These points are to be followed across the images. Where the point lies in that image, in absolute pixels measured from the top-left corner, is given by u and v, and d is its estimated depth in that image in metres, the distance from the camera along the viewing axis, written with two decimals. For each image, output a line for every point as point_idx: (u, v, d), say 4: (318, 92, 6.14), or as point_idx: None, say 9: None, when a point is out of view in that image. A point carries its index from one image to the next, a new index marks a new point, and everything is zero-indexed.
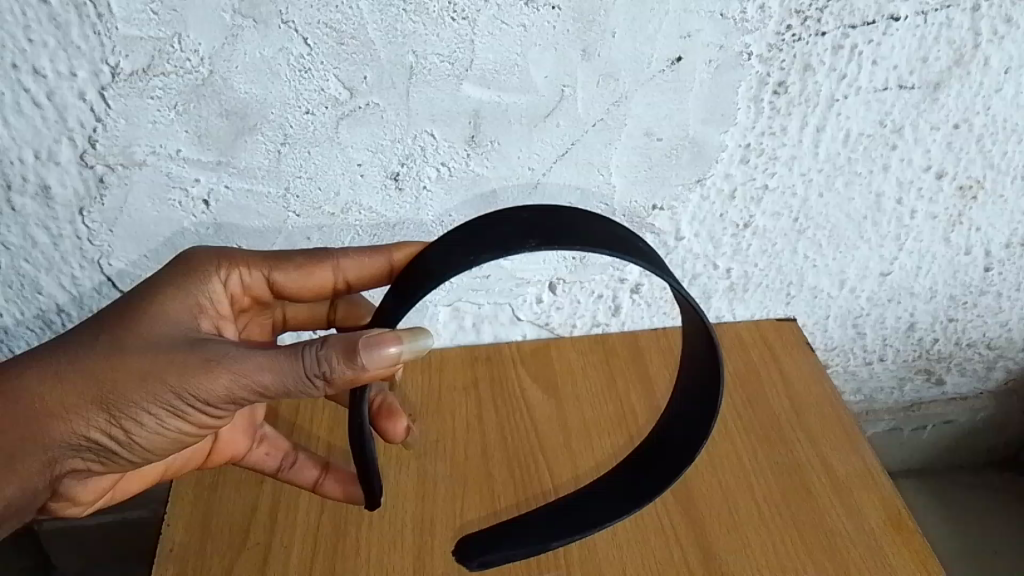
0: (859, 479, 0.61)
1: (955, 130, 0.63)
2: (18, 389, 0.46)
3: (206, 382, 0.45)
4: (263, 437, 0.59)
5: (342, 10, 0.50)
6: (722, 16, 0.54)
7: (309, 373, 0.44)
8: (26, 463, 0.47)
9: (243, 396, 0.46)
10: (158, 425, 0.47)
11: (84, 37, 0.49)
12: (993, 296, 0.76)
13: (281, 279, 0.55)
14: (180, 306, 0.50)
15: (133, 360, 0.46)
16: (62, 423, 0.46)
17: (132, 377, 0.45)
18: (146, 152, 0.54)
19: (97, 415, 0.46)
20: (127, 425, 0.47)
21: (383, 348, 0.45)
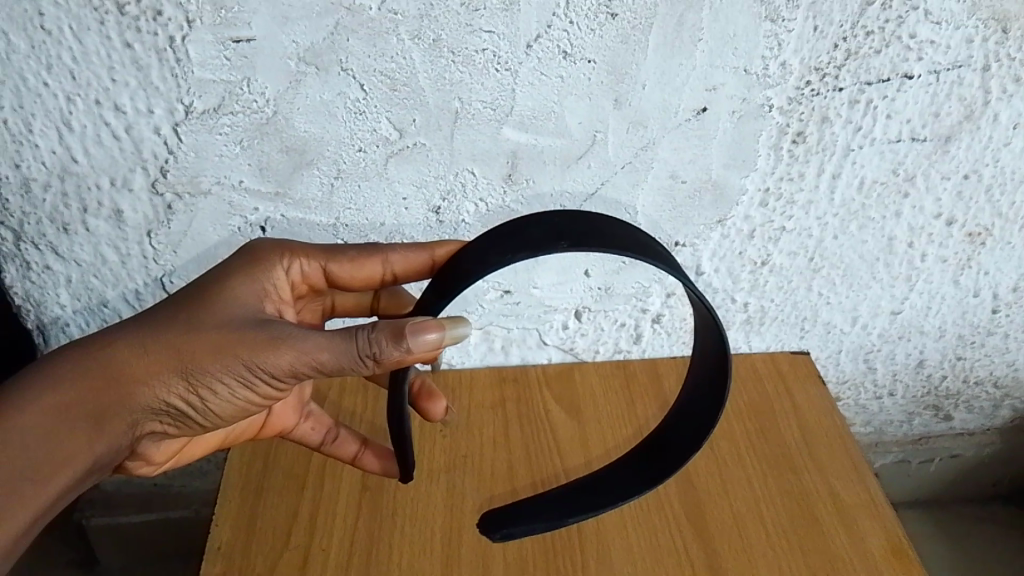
0: (864, 508, 0.64)
1: (965, 180, 0.67)
2: (105, 360, 0.51)
3: (273, 357, 0.50)
4: (311, 414, 0.65)
5: (396, 60, 0.55)
6: (746, 71, 0.58)
7: (361, 353, 0.49)
8: (114, 423, 0.52)
9: (305, 371, 0.50)
10: (230, 394, 0.52)
11: (162, 78, 0.54)
12: (1000, 337, 0.80)
13: (336, 272, 0.59)
14: (248, 290, 0.55)
15: (209, 335, 0.51)
16: (146, 389, 0.51)
17: (207, 350, 0.50)
18: (211, 182, 0.59)
19: (176, 383, 0.51)
20: (202, 392, 0.52)
21: (426, 333, 0.49)
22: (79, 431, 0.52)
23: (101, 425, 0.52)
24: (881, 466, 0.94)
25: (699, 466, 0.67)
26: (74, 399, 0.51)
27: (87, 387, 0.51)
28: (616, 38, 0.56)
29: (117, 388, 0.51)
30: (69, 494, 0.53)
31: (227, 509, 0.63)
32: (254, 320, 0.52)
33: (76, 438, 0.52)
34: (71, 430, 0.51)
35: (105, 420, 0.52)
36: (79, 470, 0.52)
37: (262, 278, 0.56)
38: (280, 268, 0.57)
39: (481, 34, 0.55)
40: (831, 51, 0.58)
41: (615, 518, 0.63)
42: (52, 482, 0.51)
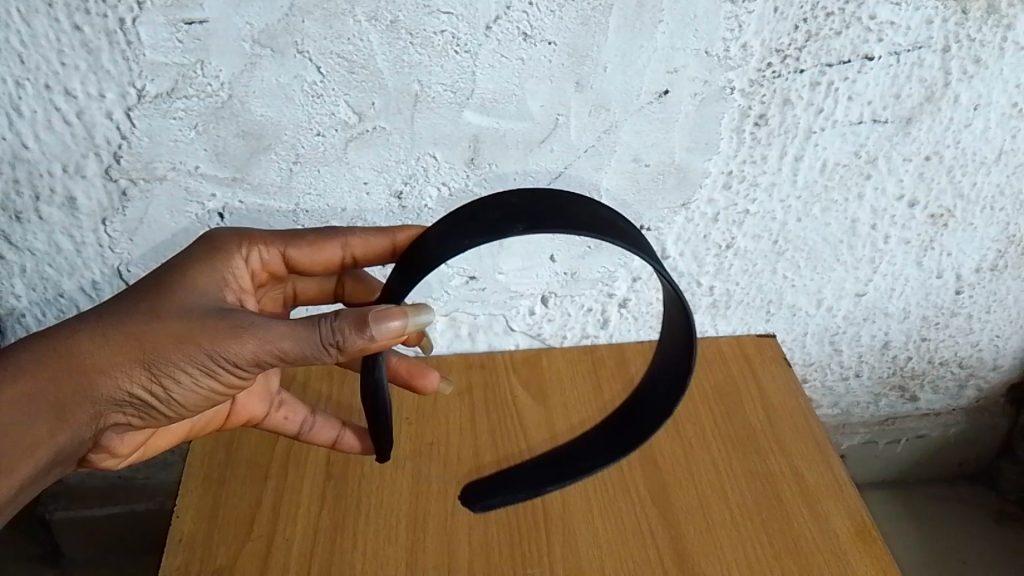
0: (829, 490, 0.65)
1: (926, 162, 0.67)
2: (66, 349, 0.50)
3: (237, 346, 0.49)
4: (283, 402, 0.64)
5: (353, 42, 0.54)
6: (707, 54, 0.58)
7: (324, 342, 0.48)
8: (77, 415, 0.50)
9: (268, 359, 0.50)
10: (193, 385, 0.51)
11: (113, 61, 0.53)
12: (963, 318, 0.81)
13: (296, 256, 0.58)
14: (209, 280, 0.54)
15: (171, 326, 0.50)
16: (108, 379, 0.50)
17: (170, 340, 0.49)
18: (166, 168, 0.58)
19: (139, 373, 0.50)
20: (165, 382, 0.51)
21: (388, 321, 0.49)
22: (40, 423, 0.49)
23: (62, 417, 0.50)
24: (849, 448, 0.95)
25: (665, 450, 0.67)
26: (34, 390, 0.49)
27: (47, 378, 0.49)
28: (576, 20, 0.55)
29: (78, 378, 0.50)
30: (28, 489, 0.50)
31: (188, 501, 0.63)
32: (216, 310, 0.51)
33: (36, 429, 0.49)
34: (32, 422, 0.49)
35: (67, 411, 0.50)
36: (42, 462, 0.49)
37: (220, 266, 0.55)
38: (240, 258, 0.56)
39: (440, 16, 0.54)
40: (792, 33, 0.58)
41: (581, 503, 0.63)
42: (12, 476, 0.48)
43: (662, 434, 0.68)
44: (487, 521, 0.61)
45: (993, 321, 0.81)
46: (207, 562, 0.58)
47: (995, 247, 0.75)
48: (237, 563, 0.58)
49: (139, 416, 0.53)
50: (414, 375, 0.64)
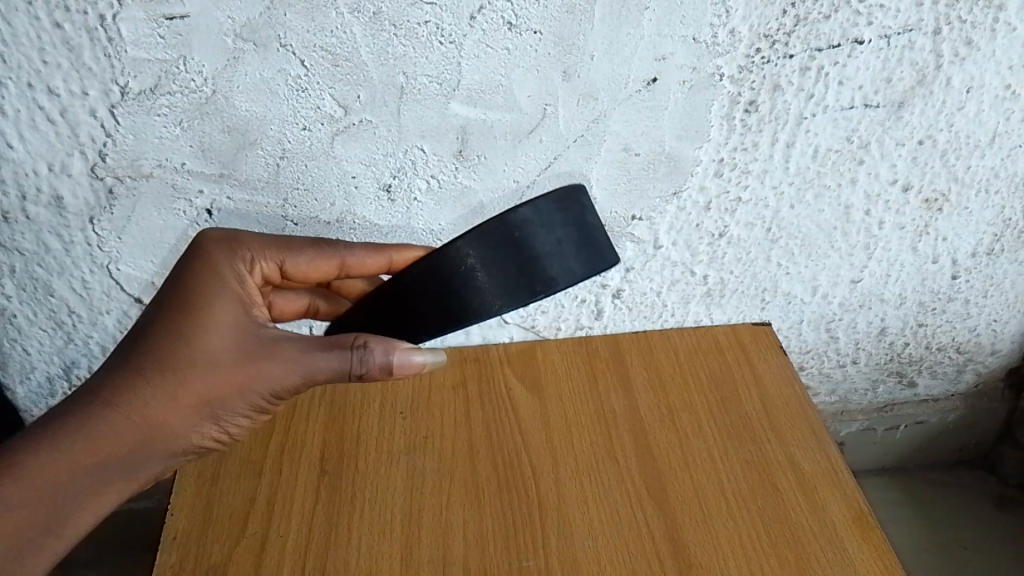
0: (824, 475, 0.64)
1: (920, 146, 0.67)
2: (123, 412, 0.46)
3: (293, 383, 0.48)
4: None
5: (336, 34, 0.54)
6: (694, 40, 0.58)
7: (358, 376, 0.48)
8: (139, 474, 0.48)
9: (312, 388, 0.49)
10: (244, 420, 0.50)
11: (95, 59, 0.53)
12: (961, 302, 0.80)
13: (295, 274, 0.56)
14: (233, 299, 0.50)
15: (224, 373, 0.47)
16: (171, 435, 0.47)
17: (228, 387, 0.47)
18: (153, 165, 0.58)
19: (200, 422, 0.48)
20: (221, 425, 0.49)
21: (415, 355, 0.49)
22: (102, 489, 0.46)
23: (125, 480, 0.47)
24: (848, 435, 0.94)
25: (661, 440, 0.67)
26: (92, 458, 0.45)
27: (105, 443, 0.46)
28: (562, 8, 0.55)
29: (142, 440, 0.46)
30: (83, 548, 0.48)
31: (184, 498, 0.63)
32: (259, 344, 0.48)
33: (96, 496, 0.46)
34: (92, 490, 0.46)
35: (129, 473, 0.47)
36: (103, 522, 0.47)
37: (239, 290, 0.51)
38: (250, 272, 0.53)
39: (423, 6, 0.53)
40: (780, 17, 0.57)
41: (576, 494, 0.63)
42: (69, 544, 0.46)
43: (657, 424, 0.68)
44: (482, 515, 0.61)
45: (990, 305, 0.81)
46: (202, 560, 0.58)
47: (991, 231, 0.74)
48: (233, 561, 0.58)
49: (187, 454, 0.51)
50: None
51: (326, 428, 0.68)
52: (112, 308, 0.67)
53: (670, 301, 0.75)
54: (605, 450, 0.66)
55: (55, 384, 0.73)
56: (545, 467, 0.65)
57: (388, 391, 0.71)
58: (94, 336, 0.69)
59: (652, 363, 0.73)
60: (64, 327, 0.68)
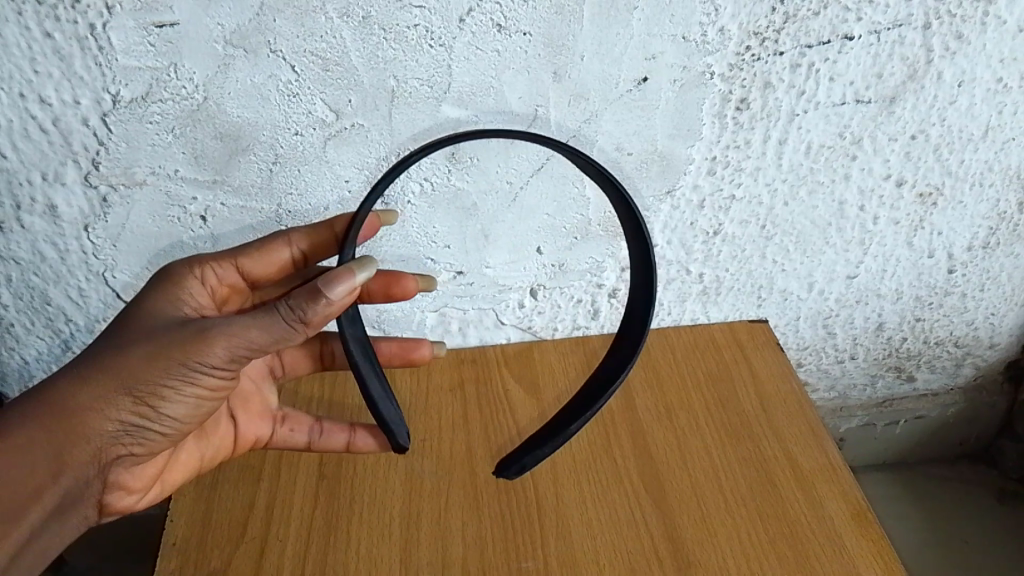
0: (822, 472, 0.64)
1: (913, 141, 0.67)
2: (50, 396, 0.49)
3: (207, 348, 0.48)
4: (286, 417, 0.64)
5: (327, 39, 0.54)
6: (684, 39, 0.58)
7: (290, 321, 0.47)
8: (77, 454, 0.50)
9: (243, 354, 0.48)
10: (181, 395, 0.50)
11: (86, 68, 0.53)
12: (957, 296, 0.80)
13: (256, 271, 0.58)
14: (163, 300, 0.53)
15: (137, 350, 0.48)
16: (95, 413, 0.49)
17: (144, 362, 0.48)
18: (146, 173, 0.58)
19: (124, 400, 0.49)
20: (152, 402, 0.50)
21: (338, 286, 0.46)
22: (39, 472, 0.49)
23: (62, 460, 0.49)
24: (847, 431, 0.94)
25: (660, 439, 0.67)
26: (27, 440, 0.49)
27: (37, 426, 0.49)
28: (551, 9, 0.55)
29: (67, 420, 0.49)
30: (44, 536, 0.51)
31: (182, 504, 0.63)
32: (176, 325, 0.50)
33: (35, 479, 0.49)
34: (30, 474, 0.49)
35: (60, 450, 0.49)
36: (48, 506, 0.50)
37: (183, 296, 0.54)
38: (198, 277, 0.55)
39: (412, 10, 0.54)
40: (769, 14, 0.57)
41: (574, 494, 0.63)
42: (19, 525, 0.49)
43: (655, 423, 0.68)
44: (480, 517, 0.61)
45: (987, 299, 0.81)
46: (201, 565, 0.59)
47: (986, 224, 0.74)
48: (231, 567, 0.58)
49: (141, 439, 0.52)
50: (390, 294, 0.61)
51: None
52: (107, 316, 0.67)
53: (667, 299, 0.75)
54: (604, 450, 0.66)
55: None
56: (544, 468, 0.65)
57: None
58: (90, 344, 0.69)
59: (650, 363, 0.74)
60: (61, 335, 0.68)
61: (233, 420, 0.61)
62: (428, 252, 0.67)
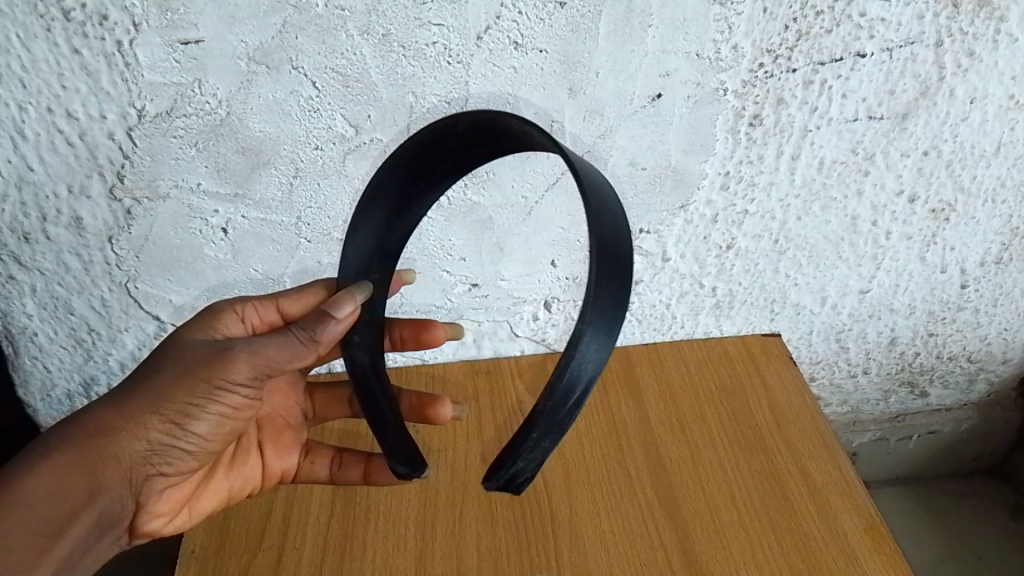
0: (836, 488, 0.64)
1: (925, 157, 0.67)
2: (83, 419, 0.49)
3: (231, 367, 0.48)
4: (311, 449, 0.63)
5: (347, 56, 0.55)
6: (698, 56, 0.58)
7: (303, 340, 0.49)
8: (108, 475, 0.49)
9: (266, 374, 0.49)
10: (208, 413, 0.50)
11: (113, 83, 0.54)
12: (971, 312, 0.80)
13: (292, 313, 0.57)
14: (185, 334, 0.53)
15: (166, 372, 0.49)
16: (127, 434, 0.49)
17: (172, 382, 0.48)
18: (169, 187, 0.59)
19: (151, 420, 0.49)
20: (181, 423, 0.50)
21: (343, 307, 0.51)
22: (76, 492, 0.48)
23: (96, 481, 0.49)
24: (860, 445, 0.94)
25: (672, 453, 0.67)
26: (62, 460, 0.48)
27: (71, 448, 0.49)
28: (566, 27, 0.56)
29: (101, 440, 0.49)
30: (81, 561, 0.50)
31: None
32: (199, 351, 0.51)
33: (72, 500, 0.48)
34: (67, 495, 0.48)
35: (95, 468, 0.49)
36: (88, 523, 0.49)
37: (218, 327, 0.54)
38: (236, 314, 0.55)
39: (431, 27, 0.55)
40: (782, 32, 0.58)
41: (588, 507, 0.63)
42: (61, 543, 0.48)
43: (668, 437, 0.68)
44: (495, 528, 0.62)
45: (1001, 315, 0.81)
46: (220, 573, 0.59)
47: (999, 240, 0.74)
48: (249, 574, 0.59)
49: (169, 459, 0.52)
50: (420, 340, 0.63)
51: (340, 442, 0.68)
52: (130, 327, 0.68)
53: (680, 313, 0.75)
54: (617, 463, 0.66)
55: (75, 400, 0.74)
56: (557, 480, 0.65)
57: None
58: (113, 353, 0.70)
59: (663, 376, 0.74)
60: (84, 345, 0.69)
61: (261, 455, 0.61)
62: (443, 265, 0.68)
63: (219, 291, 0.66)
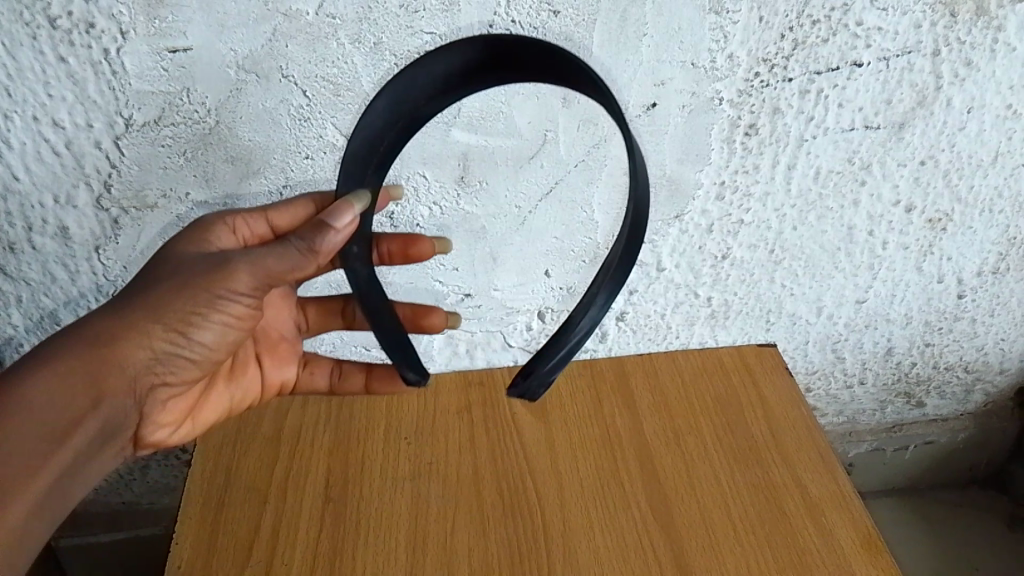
0: (832, 500, 0.64)
1: (922, 166, 0.67)
2: (83, 330, 0.48)
3: (233, 276, 0.48)
4: (308, 360, 0.65)
5: (338, 65, 0.54)
6: (693, 65, 0.58)
7: (302, 251, 0.48)
8: (114, 383, 0.49)
9: (269, 282, 0.49)
10: (212, 321, 0.50)
11: (100, 91, 0.53)
12: (967, 322, 0.80)
13: (281, 225, 0.56)
14: (184, 240, 0.53)
15: (169, 282, 0.49)
16: (131, 342, 0.48)
17: (176, 290, 0.48)
18: (158, 196, 0.59)
19: (156, 328, 0.49)
20: (186, 333, 0.50)
21: (343, 215, 0.48)
22: (79, 401, 0.48)
23: (100, 390, 0.48)
24: (857, 455, 0.94)
25: (668, 465, 0.66)
26: (64, 368, 0.47)
27: (72, 355, 0.48)
28: (560, 36, 0.55)
29: (104, 349, 0.48)
30: (86, 467, 0.49)
31: (187, 527, 0.62)
32: (199, 260, 0.50)
33: (75, 409, 0.47)
34: (70, 403, 0.47)
35: (99, 378, 0.48)
36: (92, 432, 0.49)
37: (209, 240, 0.53)
38: (226, 226, 0.54)
39: (423, 36, 0.54)
40: (778, 42, 0.57)
41: (582, 522, 0.62)
42: (64, 450, 0.47)
43: (663, 449, 0.67)
44: (487, 543, 0.61)
45: (998, 325, 0.81)
46: None
47: (996, 250, 0.74)
48: None
49: (173, 369, 0.52)
50: (408, 255, 0.59)
51: (330, 454, 0.67)
52: None
53: (675, 322, 0.75)
54: (611, 475, 0.65)
55: None
56: (550, 493, 0.64)
57: (394, 417, 0.71)
58: None
59: (658, 386, 0.73)
60: None
61: (260, 366, 0.63)
62: (436, 275, 0.67)
63: None
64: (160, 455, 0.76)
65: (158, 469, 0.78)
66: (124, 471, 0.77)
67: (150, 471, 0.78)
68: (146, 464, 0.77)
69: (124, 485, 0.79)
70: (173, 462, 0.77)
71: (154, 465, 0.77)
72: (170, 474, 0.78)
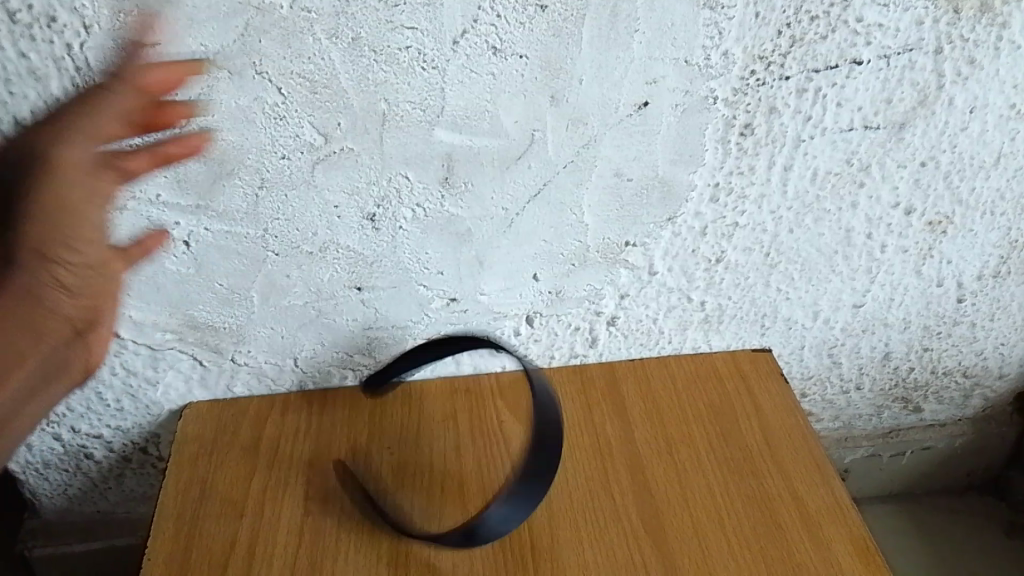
0: (831, 515, 0.61)
1: (922, 168, 0.64)
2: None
3: (40, 217, 0.41)
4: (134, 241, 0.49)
5: (314, 61, 0.52)
6: (687, 63, 0.56)
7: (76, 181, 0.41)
8: (49, 326, 0.43)
9: (68, 222, 0.42)
10: (87, 249, 0.43)
11: (62, 89, 0.50)
12: (967, 326, 0.78)
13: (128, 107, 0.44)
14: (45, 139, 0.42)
15: (40, 193, 0.41)
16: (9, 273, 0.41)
17: (51, 213, 0.41)
18: (127, 198, 0.56)
19: (34, 263, 0.41)
20: (59, 258, 0.42)
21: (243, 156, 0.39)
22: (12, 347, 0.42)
23: (18, 333, 0.41)
24: (852, 461, 0.92)
25: (659, 475, 0.64)
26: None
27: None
28: (548, 32, 0.53)
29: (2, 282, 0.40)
30: (31, 416, 0.44)
31: (160, 539, 0.59)
32: (82, 167, 0.43)
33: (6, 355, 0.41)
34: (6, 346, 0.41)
35: (26, 323, 0.42)
36: (20, 383, 0.42)
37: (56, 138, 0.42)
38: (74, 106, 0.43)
39: (404, 31, 0.51)
40: (774, 38, 0.55)
41: (570, 535, 0.60)
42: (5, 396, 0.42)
43: (655, 459, 0.65)
44: (472, 557, 0.58)
45: (998, 329, 0.79)
46: None
47: (997, 253, 0.72)
48: None
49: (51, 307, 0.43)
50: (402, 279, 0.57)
51: (310, 466, 0.65)
52: None
53: (667, 327, 0.73)
54: (601, 487, 0.63)
55: None
56: (538, 506, 0.62)
57: (377, 426, 0.68)
58: None
59: (649, 394, 0.71)
60: None
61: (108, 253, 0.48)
62: (420, 279, 0.64)
63: (184, 309, 0.62)
64: (136, 464, 0.74)
65: (134, 478, 0.75)
66: (98, 480, 0.75)
67: (126, 480, 0.75)
68: (122, 473, 0.74)
69: (98, 494, 0.76)
70: (149, 471, 0.75)
71: (130, 473, 0.75)
72: (146, 482, 0.76)
